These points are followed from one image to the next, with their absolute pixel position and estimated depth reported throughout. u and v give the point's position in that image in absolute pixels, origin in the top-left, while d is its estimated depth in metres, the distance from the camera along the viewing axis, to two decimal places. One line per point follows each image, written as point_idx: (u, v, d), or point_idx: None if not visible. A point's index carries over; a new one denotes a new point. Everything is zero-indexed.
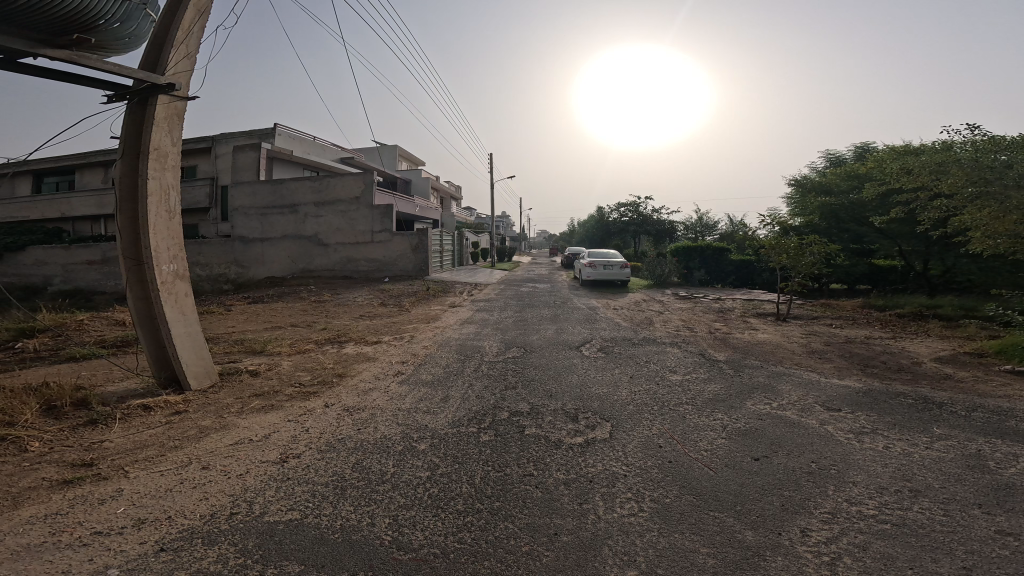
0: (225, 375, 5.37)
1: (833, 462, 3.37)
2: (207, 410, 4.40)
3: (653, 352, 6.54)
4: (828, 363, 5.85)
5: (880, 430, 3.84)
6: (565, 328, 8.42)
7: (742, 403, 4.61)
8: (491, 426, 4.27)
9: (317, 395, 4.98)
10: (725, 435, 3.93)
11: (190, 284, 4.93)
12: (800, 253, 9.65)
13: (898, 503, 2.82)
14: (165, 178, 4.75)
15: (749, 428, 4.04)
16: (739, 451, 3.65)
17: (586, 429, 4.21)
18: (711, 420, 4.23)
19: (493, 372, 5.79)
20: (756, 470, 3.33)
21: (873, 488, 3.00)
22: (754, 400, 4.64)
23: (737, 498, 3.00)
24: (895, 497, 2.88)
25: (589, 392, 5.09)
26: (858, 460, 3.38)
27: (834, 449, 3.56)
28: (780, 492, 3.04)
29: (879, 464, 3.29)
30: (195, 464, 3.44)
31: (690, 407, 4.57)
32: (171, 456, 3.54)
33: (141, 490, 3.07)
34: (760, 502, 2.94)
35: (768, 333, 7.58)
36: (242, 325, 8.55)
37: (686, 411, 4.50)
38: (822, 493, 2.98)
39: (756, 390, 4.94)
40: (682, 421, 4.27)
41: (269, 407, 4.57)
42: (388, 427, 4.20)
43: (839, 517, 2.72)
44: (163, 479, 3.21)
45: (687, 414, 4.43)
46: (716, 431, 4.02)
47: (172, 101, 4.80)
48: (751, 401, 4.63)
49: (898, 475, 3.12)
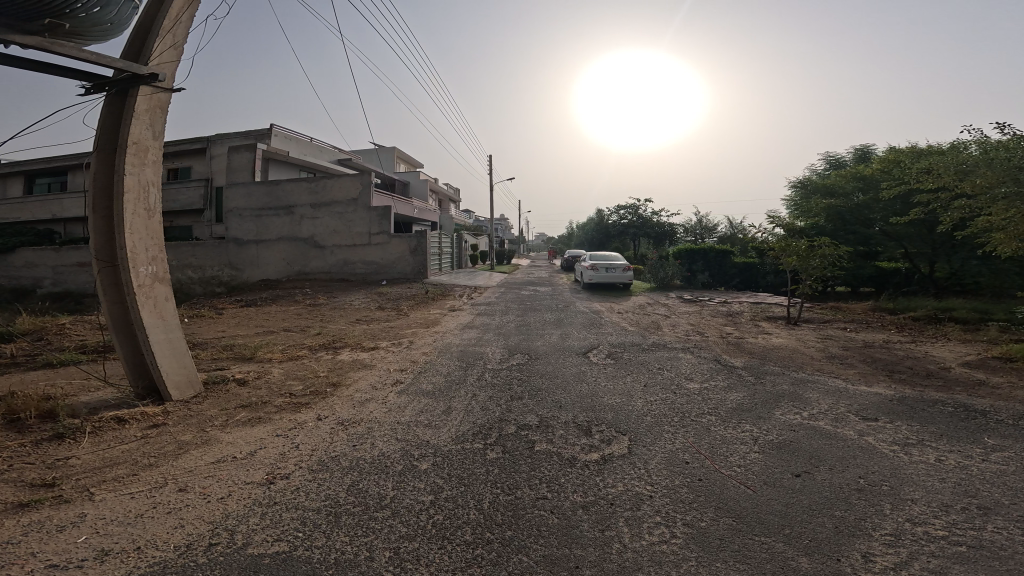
0: (209, 384, 4.99)
1: (883, 477, 3.13)
2: (189, 423, 4.04)
3: (665, 359, 6.21)
4: (852, 369, 5.55)
5: (927, 441, 3.58)
6: (570, 333, 8.10)
7: (769, 412, 4.30)
8: (498, 441, 3.94)
9: (309, 406, 4.63)
10: (758, 449, 3.64)
11: (171, 288, 4.56)
12: (809, 254, 9.30)
13: (968, 522, 2.60)
14: (144, 174, 4.40)
15: (784, 441, 3.74)
16: (777, 467, 3.36)
17: (601, 444, 3.91)
18: (740, 433, 3.92)
19: (497, 381, 5.42)
20: (796, 489, 3.07)
21: (936, 506, 2.78)
22: (782, 410, 4.33)
23: (784, 521, 2.73)
24: (965, 515, 2.66)
25: (601, 403, 4.76)
26: (910, 475, 3.14)
27: (881, 464, 3.30)
28: (831, 512, 2.79)
29: (936, 479, 3.07)
30: (171, 485, 3.10)
31: (714, 418, 4.25)
32: (144, 476, 3.19)
33: (107, 515, 2.72)
34: (810, 524, 2.68)
35: (782, 338, 7.28)
36: (231, 330, 8.15)
37: (710, 422, 4.19)
38: (878, 512, 2.75)
39: (782, 398, 4.62)
40: (707, 433, 3.97)
41: (256, 420, 4.22)
42: (386, 444, 3.90)
43: (904, 539, 2.49)
44: (133, 502, 2.87)
45: (711, 425, 4.12)
46: (746, 444, 3.74)
47: (155, 92, 4.45)
48: (780, 410, 4.33)
49: (960, 491, 2.90)
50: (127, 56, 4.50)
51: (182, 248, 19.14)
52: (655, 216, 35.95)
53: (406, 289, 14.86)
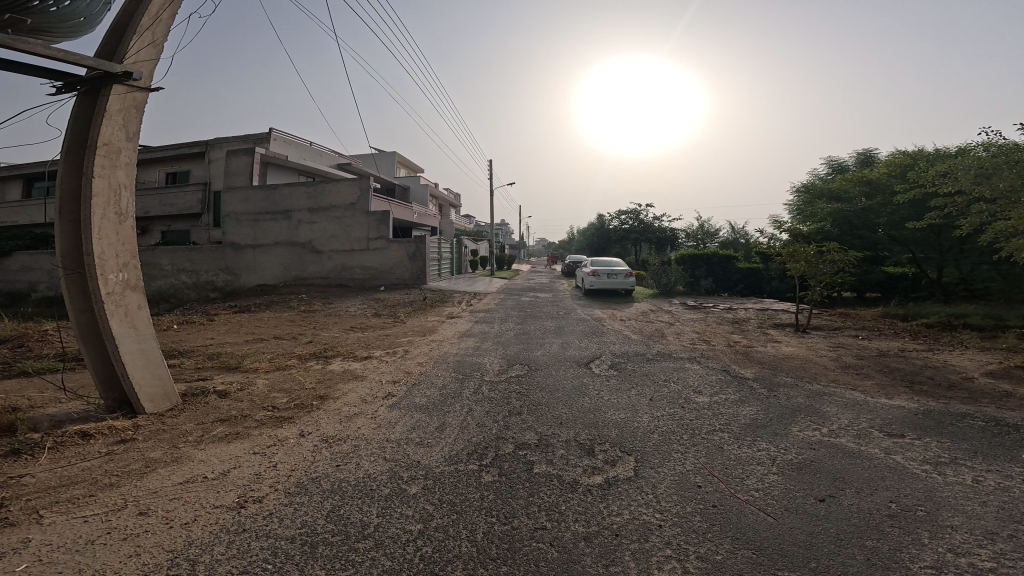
0: (187, 396, 4.72)
1: (917, 501, 2.83)
2: (160, 438, 3.79)
3: (671, 370, 5.91)
4: (869, 380, 5.25)
5: (960, 460, 3.29)
6: (571, 342, 7.80)
7: (786, 429, 4.00)
8: (494, 462, 3.65)
9: (292, 421, 4.35)
10: (776, 470, 3.34)
11: (145, 296, 4.30)
12: (818, 261, 8.98)
13: (1020, 553, 2.31)
14: (116, 176, 4.16)
15: (805, 460, 3.44)
16: (798, 491, 3.06)
17: (604, 465, 3.63)
18: (756, 452, 3.63)
19: (495, 395, 5.11)
20: (821, 515, 2.77)
21: (980, 534, 2.48)
22: (799, 426, 4.03)
23: (809, 552, 2.45)
24: (1014, 545, 2.37)
25: (604, 419, 4.47)
26: (947, 498, 2.84)
27: (914, 485, 3.01)
28: (861, 542, 2.51)
29: (977, 503, 2.77)
30: (131, 508, 2.88)
31: (726, 436, 3.95)
32: (100, 498, 2.96)
33: (54, 541, 2.52)
34: (838, 556, 2.40)
35: (793, 346, 6.98)
36: (220, 337, 7.87)
37: (722, 440, 3.89)
38: (915, 542, 2.46)
39: (798, 413, 4.32)
40: (719, 453, 3.67)
41: (233, 436, 3.96)
42: (373, 464, 3.62)
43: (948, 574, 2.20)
44: (85, 527, 2.66)
45: (724, 444, 3.82)
46: (763, 464, 3.44)
47: (130, 92, 4.21)
48: (797, 426, 4.03)
49: (1005, 516, 2.60)
50: (100, 55, 4.27)
51: (179, 252, 18.93)
52: (656, 221, 35.75)
53: (404, 295, 14.58)
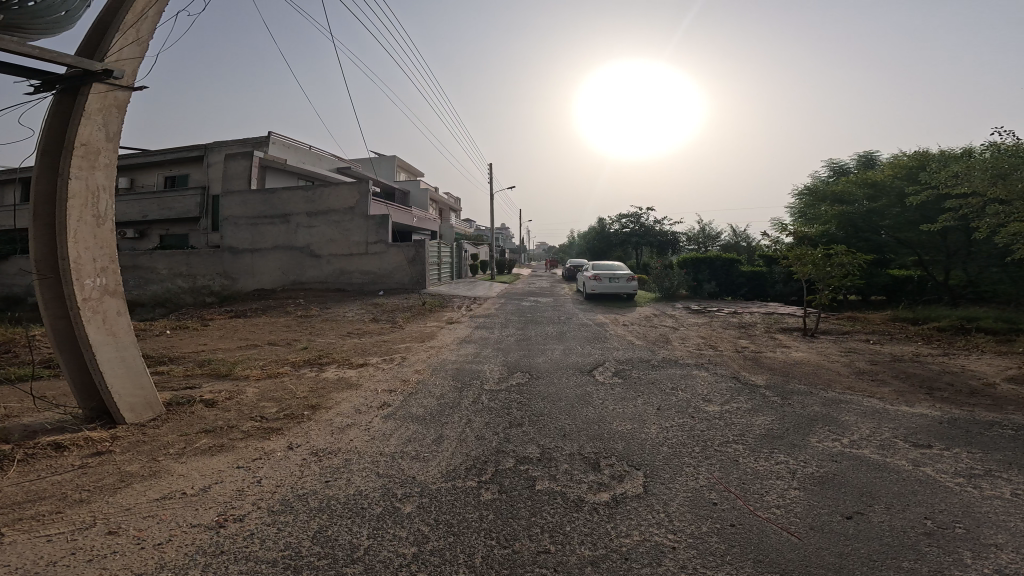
0: (172, 405, 4.52)
1: (954, 517, 2.61)
2: (139, 451, 3.60)
3: (678, 377, 5.68)
4: (886, 387, 5.02)
5: (996, 472, 3.06)
6: (573, 348, 7.57)
7: (804, 440, 3.77)
8: (495, 478, 3.43)
9: (281, 432, 4.14)
10: (797, 485, 3.12)
11: (124, 302, 4.11)
12: (827, 263, 8.75)
13: None
14: (94, 178, 3.98)
15: (826, 474, 3.22)
16: (822, 508, 2.84)
17: (610, 480, 3.41)
18: (773, 465, 3.41)
19: (495, 405, 4.88)
20: (850, 534, 2.55)
21: None
22: (818, 437, 3.81)
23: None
24: None
25: (610, 431, 4.24)
26: (985, 514, 2.62)
27: (948, 501, 2.78)
28: (896, 563, 2.28)
29: (1020, 519, 2.55)
30: (100, 526, 2.71)
31: (741, 448, 3.72)
32: (68, 516, 2.79)
33: (13, 563, 2.36)
34: None
35: (803, 352, 6.75)
36: (212, 343, 7.67)
37: (737, 452, 3.67)
38: (957, 563, 2.24)
39: (816, 422, 4.09)
40: (735, 467, 3.44)
41: (217, 449, 3.77)
42: (365, 480, 3.40)
43: None
44: (49, 547, 2.50)
45: (739, 456, 3.59)
46: (782, 479, 3.21)
47: (110, 91, 4.05)
48: (816, 436, 3.81)
49: None
50: (82, 53, 4.12)
51: (176, 256, 18.78)
52: (657, 225, 35.59)
53: (403, 300, 14.37)
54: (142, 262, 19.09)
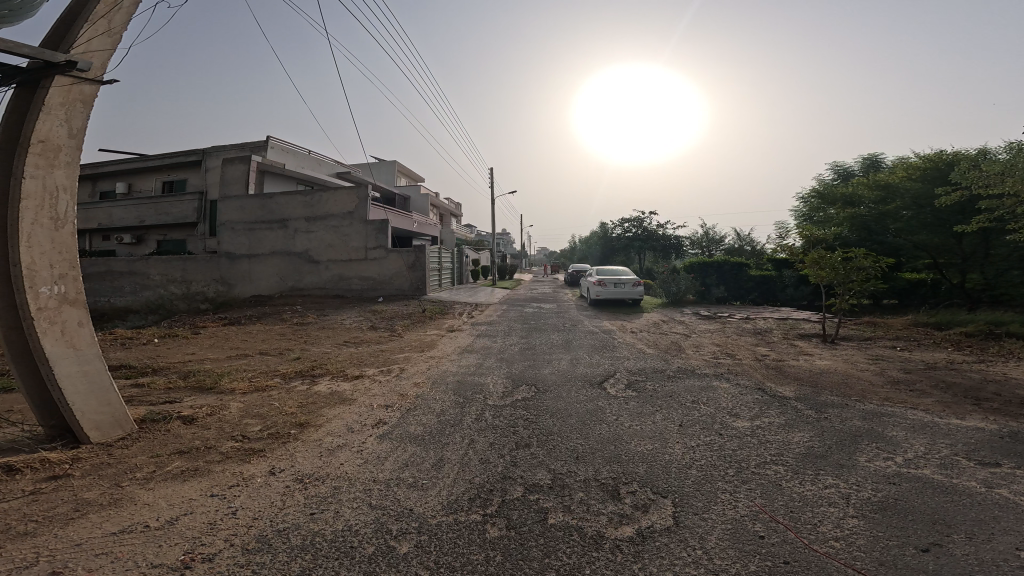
0: (146, 422, 4.13)
1: None
2: (101, 476, 3.22)
3: (698, 389, 5.26)
4: (929, 399, 4.65)
5: None
6: (581, 358, 7.15)
7: (851, 460, 3.40)
8: (503, 509, 3.03)
9: (264, 454, 3.74)
10: (854, 514, 2.78)
11: (87, 311, 3.74)
12: (848, 268, 8.30)
13: None
14: (54, 177, 3.65)
15: (886, 500, 2.89)
16: (889, 539, 2.52)
17: (632, 511, 3.00)
18: (820, 492, 3.03)
19: (501, 423, 4.48)
20: (933, 572, 2.23)
21: None
22: (867, 456, 3.46)
23: None
24: None
25: (629, 451, 3.83)
26: None
27: None
28: None
29: None
30: (43, 566, 2.34)
31: (782, 470, 3.34)
32: (5, 552, 2.43)
33: None
34: None
35: (827, 360, 6.37)
36: (200, 353, 7.28)
37: (777, 477, 3.27)
38: None
39: (861, 439, 3.74)
40: (778, 493, 3.07)
41: (190, 473, 3.38)
42: (357, 511, 3.00)
43: None
44: None
45: (780, 482, 3.19)
46: (836, 506, 2.87)
47: (76, 84, 3.74)
48: (864, 456, 3.45)
49: None
50: (47, 44, 3.82)
51: (173, 262, 18.44)
52: (659, 229, 35.27)
53: (403, 307, 14.01)
54: (137, 268, 18.77)
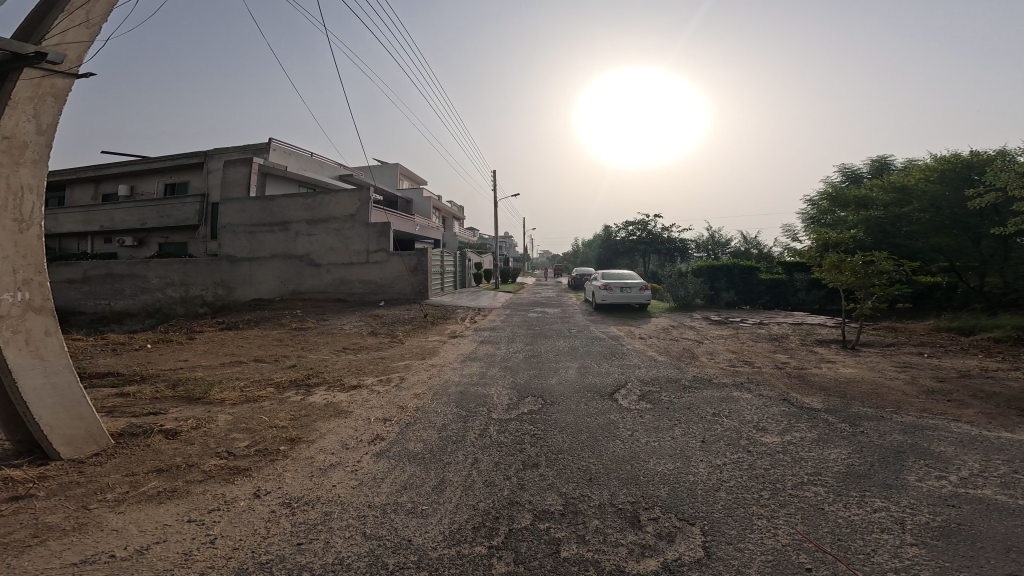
0: (123, 437, 3.83)
1: None
2: (66, 497, 2.92)
3: (719, 400, 4.91)
4: (970, 410, 4.30)
5: None
6: (590, 367, 6.81)
7: (900, 480, 3.06)
8: (512, 540, 2.71)
9: (249, 473, 3.43)
10: (914, 543, 2.43)
11: (55, 320, 3.47)
12: (870, 272, 7.93)
13: None
14: (19, 176, 3.41)
15: (948, 525, 2.55)
16: (959, 570, 2.19)
17: (657, 541, 2.66)
18: (870, 518, 2.69)
19: (507, 439, 4.15)
20: None
21: None
22: (917, 474, 3.12)
23: None
24: None
25: (648, 472, 3.49)
26: None
27: None
28: None
29: None
30: None
31: (823, 492, 3.01)
32: None
33: None
34: None
35: (852, 367, 6.02)
36: (192, 360, 6.99)
37: (819, 500, 2.93)
38: None
39: (907, 455, 3.39)
40: (821, 518, 2.74)
41: (167, 494, 3.07)
42: (350, 540, 2.69)
43: None
44: None
45: (824, 507, 2.85)
46: (890, 533, 2.53)
47: (46, 77, 3.57)
48: (914, 475, 3.11)
49: None
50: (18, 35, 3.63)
51: (173, 264, 18.27)
52: (664, 232, 34.91)
53: (404, 311, 13.73)
54: (138, 271, 18.60)
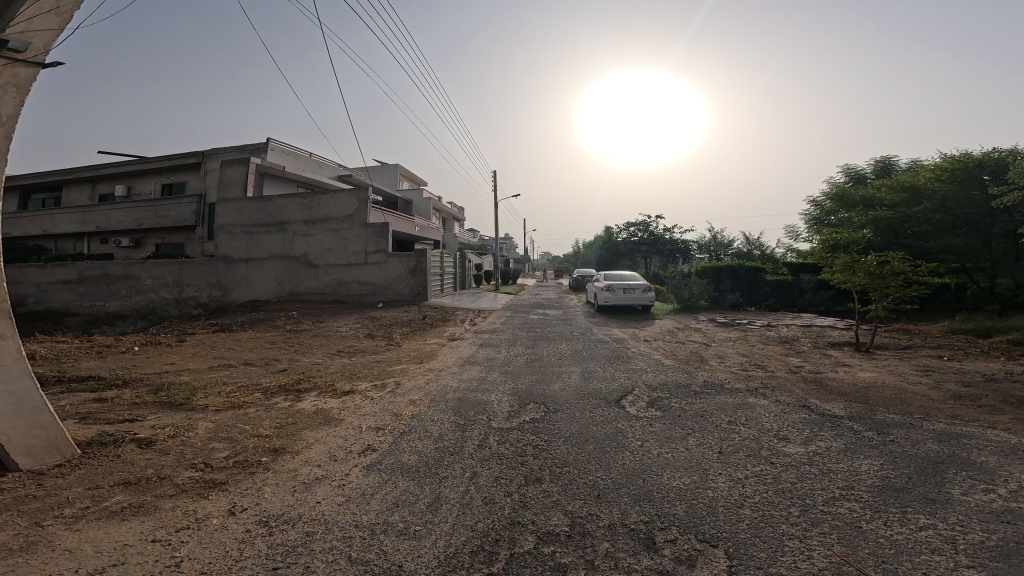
0: (90, 446, 3.57)
1: None
2: (20, 516, 2.64)
3: (733, 407, 4.64)
4: (1004, 416, 4.03)
5: None
6: (593, 371, 6.53)
7: (944, 495, 2.81)
8: (515, 566, 2.42)
9: (227, 487, 3.15)
10: (972, 568, 2.18)
11: (12, 322, 3.24)
12: (885, 273, 7.64)
13: None
14: None
15: (1007, 546, 2.30)
16: None
17: (676, 567, 2.37)
18: (917, 539, 2.42)
19: (509, 451, 3.87)
20: None
21: None
22: (961, 488, 2.87)
23: None
24: None
25: (663, 487, 3.21)
26: None
27: None
28: None
29: None
30: None
31: (859, 510, 2.74)
32: None
33: None
34: None
35: (870, 371, 5.74)
36: (180, 363, 6.72)
37: (855, 519, 2.65)
38: None
39: (947, 467, 3.14)
40: (862, 539, 2.47)
41: (134, 511, 2.80)
42: (337, 564, 2.42)
43: None
44: None
45: (861, 526, 2.58)
46: (942, 556, 2.27)
47: (9, 66, 3.57)
48: (959, 488, 2.86)
49: None
50: None
51: (169, 265, 18.01)
52: (666, 233, 34.66)
53: (403, 313, 13.44)
54: (133, 271, 18.33)
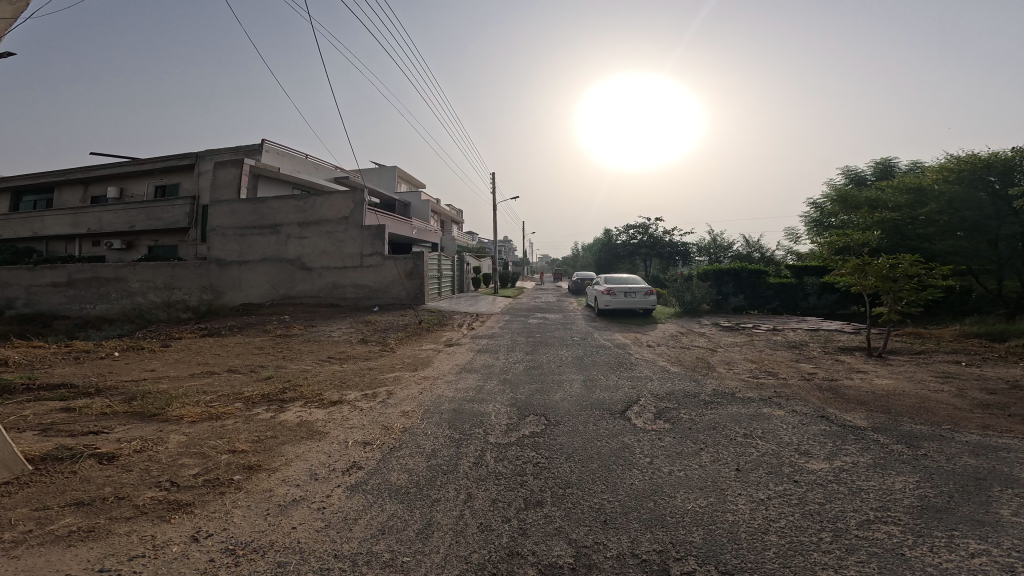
0: (44, 460, 3.29)
1: None
2: None
3: (747, 418, 4.34)
4: None
5: None
6: (596, 380, 6.22)
7: (993, 516, 2.52)
8: None
9: (192, 508, 2.83)
10: None
11: None
12: (897, 275, 7.38)
13: None
14: None
15: None
16: None
17: None
18: (970, 569, 2.13)
19: (508, 469, 3.54)
20: None
21: None
22: (1010, 507, 2.59)
23: None
24: None
25: (676, 510, 2.89)
26: None
27: None
28: None
29: None
30: None
31: (900, 534, 2.44)
32: None
33: None
34: None
35: (886, 377, 5.47)
36: (161, 369, 6.39)
37: (898, 546, 2.35)
38: None
39: (991, 484, 2.85)
40: (908, 570, 2.17)
41: (83, 536, 2.48)
42: None
43: None
44: None
45: (906, 555, 2.28)
46: None
47: None
48: (1009, 509, 2.58)
49: None
50: None
51: (161, 268, 17.66)
52: (665, 236, 34.47)
53: (398, 318, 13.10)
54: (123, 274, 17.95)
